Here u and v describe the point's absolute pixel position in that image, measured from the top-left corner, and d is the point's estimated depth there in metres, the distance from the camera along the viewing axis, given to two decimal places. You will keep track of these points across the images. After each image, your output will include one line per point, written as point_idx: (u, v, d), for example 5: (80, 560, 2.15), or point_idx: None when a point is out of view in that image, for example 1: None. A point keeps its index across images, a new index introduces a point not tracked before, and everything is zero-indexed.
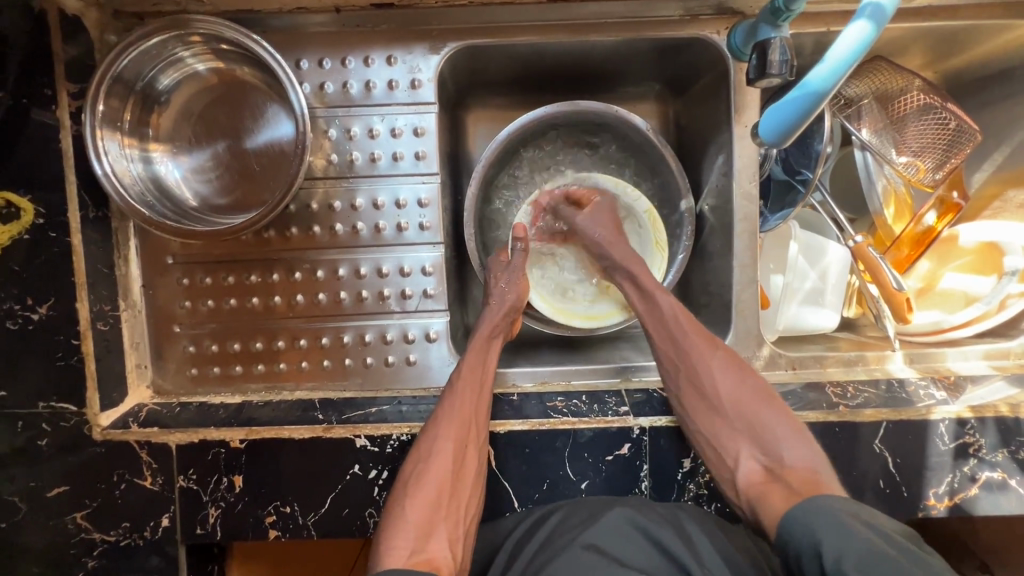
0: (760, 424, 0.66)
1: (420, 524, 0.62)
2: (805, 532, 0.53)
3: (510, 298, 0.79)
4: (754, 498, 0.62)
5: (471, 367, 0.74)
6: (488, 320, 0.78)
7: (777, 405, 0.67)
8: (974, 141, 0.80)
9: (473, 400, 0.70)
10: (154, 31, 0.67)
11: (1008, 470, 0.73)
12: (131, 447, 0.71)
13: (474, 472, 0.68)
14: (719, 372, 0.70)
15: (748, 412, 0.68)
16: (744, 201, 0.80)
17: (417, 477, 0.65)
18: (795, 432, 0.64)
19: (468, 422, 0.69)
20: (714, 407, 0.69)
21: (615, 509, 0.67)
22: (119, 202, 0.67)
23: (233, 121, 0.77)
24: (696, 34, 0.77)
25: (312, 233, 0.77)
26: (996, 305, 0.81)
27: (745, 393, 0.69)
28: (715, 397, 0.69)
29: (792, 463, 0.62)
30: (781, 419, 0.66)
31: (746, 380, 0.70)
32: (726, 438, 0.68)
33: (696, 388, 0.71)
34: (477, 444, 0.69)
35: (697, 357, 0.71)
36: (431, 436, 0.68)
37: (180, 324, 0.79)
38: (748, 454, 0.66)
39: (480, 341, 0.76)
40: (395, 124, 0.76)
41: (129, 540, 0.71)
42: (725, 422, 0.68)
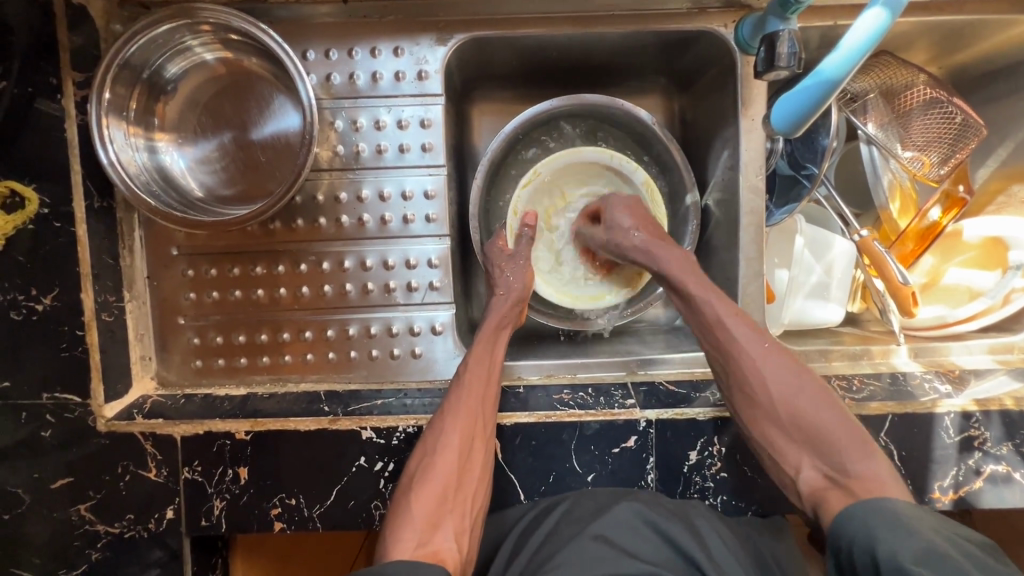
0: (819, 433, 0.64)
1: (427, 517, 0.62)
2: (861, 528, 0.54)
3: (515, 289, 0.79)
4: (817, 506, 0.62)
5: (479, 358, 0.73)
6: (495, 311, 0.78)
7: (839, 411, 0.64)
8: (979, 136, 0.80)
9: (481, 391, 0.70)
10: (162, 20, 0.66)
11: (1012, 463, 0.73)
12: (136, 438, 0.70)
13: (482, 464, 0.67)
14: (773, 378, 0.67)
15: (806, 420, 0.65)
16: (750, 195, 0.80)
17: (424, 469, 0.65)
18: (858, 442, 0.62)
19: (475, 414, 0.68)
20: (771, 416, 0.66)
21: (623, 501, 0.67)
22: (126, 192, 0.67)
23: (239, 112, 0.77)
24: (704, 27, 0.77)
25: (318, 225, 0.77)
26: (999, 300, 0.81)
27: (803, 399, 0.66)
28: (773, 406, 0.66)
29: (857, 473, 0.60)
30: (843, 427, 0.63)
31: (800, 384, 0.66)
32: (786, 447, 0.66)
33: (750, 397, 0.67)
34: (484, 439, 0.68)
35: (749, 364, 0.68)
36: (438, 429, 0.68)
37: (185, 316, 0.78)
38: (809, 463, 0.64)
39: (488, 333, 0.76)
40: (402, 116, 0.76)
41: (133, 532, 0.71)
42: (784, 431, 0.66)
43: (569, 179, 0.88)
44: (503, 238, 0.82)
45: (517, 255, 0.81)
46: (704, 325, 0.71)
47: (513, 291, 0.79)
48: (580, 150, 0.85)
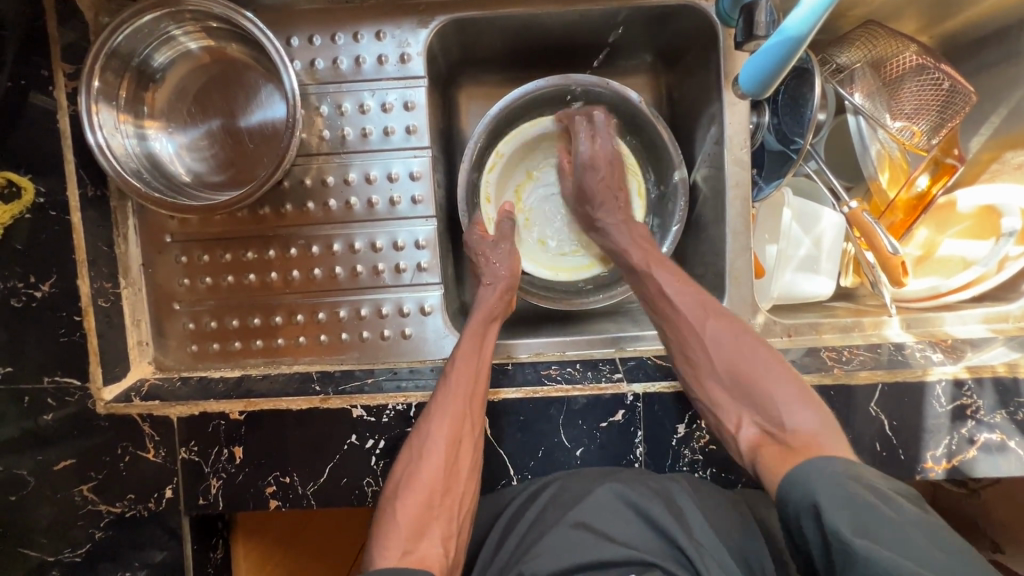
0: (758, 388, 0.64)
1: (412, 524, 0.62)
2: (800, 492, 0.53)
3: (503, 278, 0.80)
4: (755, 460, 0.61)
5: (466, 352, 0.73)
6: (484, 304, 0.78)
7: (778, 368, 0.65)
8: (969, 102, 0.78)
9: (469, 388, 0.70)
10: (146, 9, 0.68)
11: (1007, 431, 0.72)
12: (134, 419, 0.72)
13: (470, 465, 0.68)
14: (714, 340, 0.68)
15: (746, 379, 0.65)
16: (735, 168, 0.80)
17: (410, 474, 0.65)
18: (797, 397, 0.62)
19: (462, 415, 0.68)
20: (710, 376, 0.67)
21: (606, 483, 0.68)
22: (114, 176, 0.68)
23: (226, 100, 0.78)
24: (685, 1, 0.77)
25: (306, 210, 0.78)
26: (995, 266, 0.80)
27: (740, 358, 0.66)
28: (712, 366, 0.67)
29: (794, 429, 0.60)
30: (782, 384, 0.63)
31: (743, 345, 0.67)
32: (726, 405, 0.66)
33: (691, 358, 0.69)
34: (472, 440, 0.68)
35: (690, 326, 0.69)
36: (424, 432, 0.68)
37: (180, 302, 0.80)
38: (748, 419, 0.64)
39: (477, 325, 0.76)
40: (386, 99, 0.77)
41: (134, 511, 0.73)
42: (725, 389, 0.66)
43: (533, 156, 0.91)
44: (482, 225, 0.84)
45: (500, 243, 0.82)
46: (652, 288, 0.74)
47: (501, 280, 0.80)
48: (536, 123, 0.88)
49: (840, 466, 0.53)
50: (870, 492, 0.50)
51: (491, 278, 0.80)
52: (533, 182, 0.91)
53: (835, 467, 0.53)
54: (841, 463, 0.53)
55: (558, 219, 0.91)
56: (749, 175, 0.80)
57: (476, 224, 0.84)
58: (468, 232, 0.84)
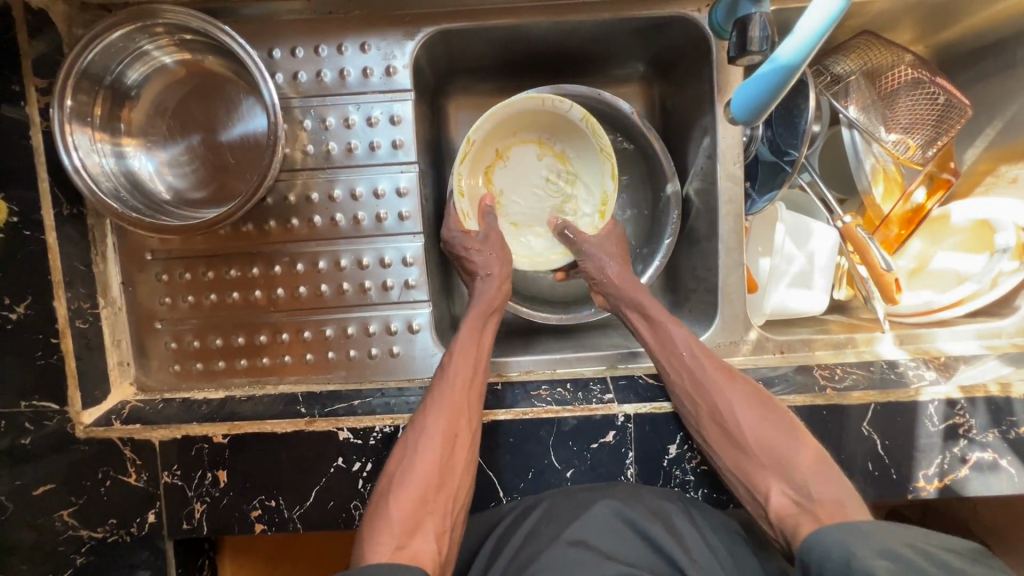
0: (789, 461, 0.66)
1: (406, 520, 0.61)
2: (836, 545, 0.55)
3: (497, 269, 0.78)
4: (789, 531, 0.63)
5: (464, 347, 0.73)
6: (482, 298, 0.77)
7: (801, 437, 0.67)
8: (965, 116, 0.78)
9: (466, 383, 0.70)
10: (117, 24, 0.65)
11: (999, 450, 0.72)
12: (115, 443, 0.71)
13: (467, 460, 0.67)
14: (740, 409, 0.69)
15: (774, 448, 0.67)
16: (728, 183, 0.78)
17: (405, 467, 0.65)
18: (823, 465, 0.65)
19: (458, 409, 0.68)
20: (737, 444, 0.68)
21: (603, 499, 0.67)
22: (91, 198, 0.66)
23: (206, 113, 0.76)
24: (677, 12, 0.75)
25: (291, 226, 0.76)
26: (988, 283, 0.80)
27: (767, 428, 0.68)
28: (740, 434, 0.68)
29: (822, 497, 0.62)
30: (808, 452, 0.66)
31: (768, 416, 0.68)
32: (754, 474, 0.67)
33: (719, 425, 0.69)
34: (469, 436, 0.68)
35: (717, 393, 0.70)
36: (420, 426, 0.67)
37: (161, 321, 0.78)
38: (776, 488, 0.66)
39: (476, 318, 0.75)
40: (372, 112, 0.75)
41: (116, 536, 0.72)
42: (754, 460, 0.67)
43: (501, 134, 0.84)
44: (460, 220, 0.79)
45: (487, 237, 0.79)
46: (672, 348, 0.73)
47: (496, 271, 0.78)
48: (509, 102, 0.78)
49: (877, 524, 0.56)
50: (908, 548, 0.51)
51: (488, 270, 0.78)
52: (502, 163, 0.85)
53: (874, 526, 0.55)
54: (874, 523, 0.56)
55: (534, 202, 0.86)
56: (742, 190, 0.79)
57: (452, 220, 0.80)
58: (445, 227, 0.80)
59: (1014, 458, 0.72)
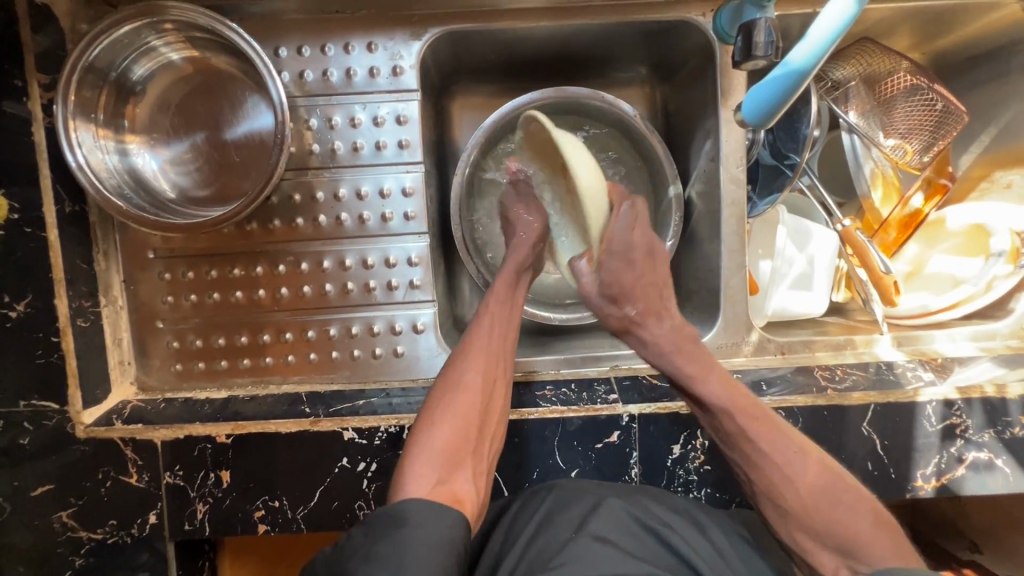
0: (852, 538, 0.59)
1: (445, 455, 0.60)
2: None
3: (533, 230, 0.78)
4: None
5: (499, 299, 0.73)
6: (519, 249, 0.77)
7: (862, 507, 0.60)
8: (962, 123, 0.79)
9: (500, 334, 0.71)
10: (125, 19, 0.65)
11: (994, 450, 0.73)
12: (116, 443, 0.70)
13: (502, 407, 0.67)
14: (798, 478, 0.61)
15: (835, 523, 0.59)
16: (731, 186, 0.79)
17: (444, 407, 0.64)
18: (890, 544, 0.58)
19: (495, 357, 0.69)
20: (795, 517, 0.61)
21: (612, 499, 0.66)
22: (94, 195, 0.65)
23: (211, 110, 0.75)
24: (682, 17, 0.76)
25: (295, 225, 0.76)
26: (983, 287, 0.81)
27: (827, 499, 0.60)
28: (799, 508, 0.61)
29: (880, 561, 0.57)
30: (871, 527, 0.59)
31: (829, 486, 0.61)
32: (816, 551, 0.60)
33: (772, 495, 0.62)
34: (503, 384, 0.68)
35: (770, 460, 0.62)
36: (459, 369, 0.67)
37: (163, 320, 0.77)
38: (841, 569, 0.59)
39: (510, 270, 0.75)
40: (378, 112, 0.75)
41: (116, 538, 0.71)
42: (814, 536, 0.60)
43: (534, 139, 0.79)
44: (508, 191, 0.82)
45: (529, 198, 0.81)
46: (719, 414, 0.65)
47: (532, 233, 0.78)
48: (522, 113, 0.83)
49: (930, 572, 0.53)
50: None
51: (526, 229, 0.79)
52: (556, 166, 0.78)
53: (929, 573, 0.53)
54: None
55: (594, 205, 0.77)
56: (745, 193, 0.80)
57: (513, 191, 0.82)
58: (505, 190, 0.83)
59: (1009, 458, 0.73)
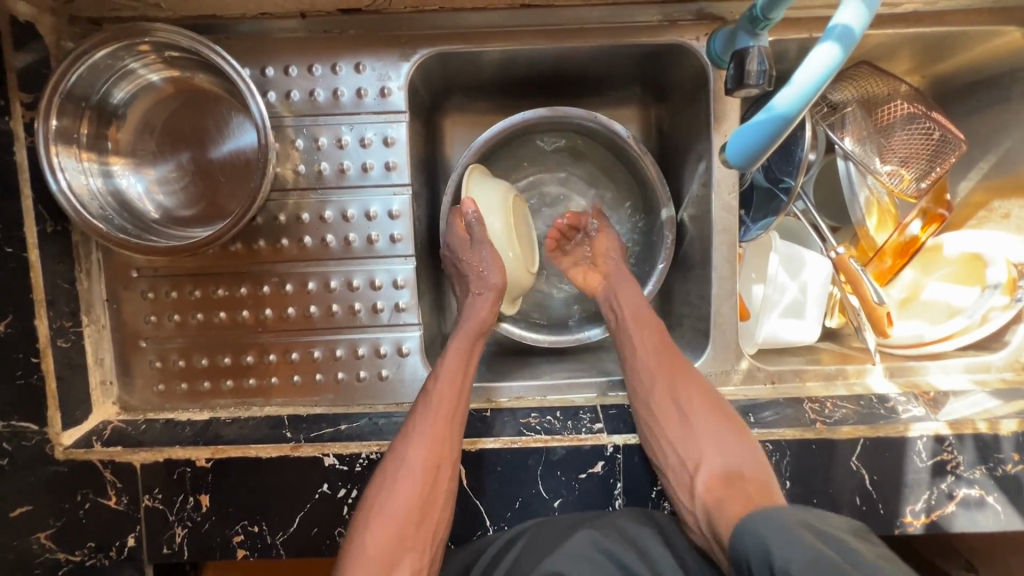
0: (721, 444, 0.67)
1: (381, 557, 0.60)
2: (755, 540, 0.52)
3: (491, 287, 0.75)
4: (710, 506, 0.63)
5: (451, 371, 0.70)
6: (474, 317, 0.74)
7: (742, 434, 0.68)
8: (959, 151, 0.78)
9: (449, 412, 0.67)
10: (105, 41, 0.64)
11: (985, 487, 0.72)
12: (95, 465, 0.69)
13: (447, 491, 0.65)
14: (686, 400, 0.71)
15: (707, 430, 0.69)
16: (723, 213, 0.78)
17: (384, 498, 0.63)
18: (748, 448, 0.66)
19: (442, 440, 0.65)
20: (680, 424, 0.70)
21: (583, 530, 0.65)
22: (76, 219, 0.65)
23: (196, 131, 0.75)
24: (676, 40, 0.75)
25: (280, 247, 0.75)
26: (978, 319, 0.80)
27: (709, 418, 0.70)
28: (685, 420, 0.70)
29: (747, 473, 0.64)
30: (741, 445, 0.67)
31: (714, 412, 0.70)
32: (686, 450, 0.68)
33: (661, 409, 0.71)
34: (451, 466, 0.65)
35: (665, 380, 0.73)
36: (401, 454, 0.65)
37: (146, 339, 0.77)
38: (706, 465, 0.67)
39: (463, 339, 0.73)
40: (365, 133, 0.74)
41: (95, 560, 0.70)
42: (687, 434, 0.69)
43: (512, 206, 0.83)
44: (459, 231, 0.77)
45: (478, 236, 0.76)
46: (634, 348, 0.76)
47: (490, 290, 0.75)
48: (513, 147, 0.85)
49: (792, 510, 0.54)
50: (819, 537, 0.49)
51: (482, 287, 0.76)
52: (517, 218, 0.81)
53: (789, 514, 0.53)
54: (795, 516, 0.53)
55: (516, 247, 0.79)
56: (736, 220, 0.79)
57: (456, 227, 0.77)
58: (449, 231, 0.78)
59: (1001, 495, 0.72)
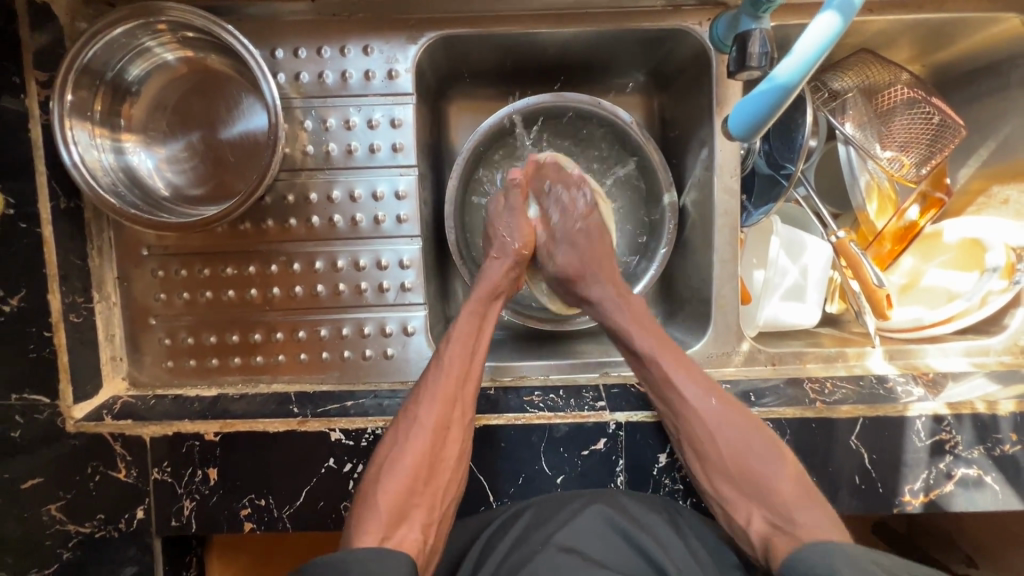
0: (770, 490, 0.64)
1: (391, 508, 0.60)
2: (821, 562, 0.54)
3: (512, 252, 0.77)
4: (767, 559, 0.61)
5: (462, 334, 0.72)
6: (488, 280, 0.76)
7: (786, 466, 0.65)
8: (959, 136, 0.79)
9: (460, 373, 0.69)
10: (120, 20, 0.65)
11: (984, 467, 0.73)
12: (106, 439, 0.70)
13: (458, 452, 0.66)
14: (722, 434, 0.67)
15: (753, 475, 0.65)
16: (724, 196, 0.79)
17: (395, 455, 0.63)
18: (805, 496, 0.63)
19: (452, 399, 0.67)
20: (722, 472, 0.67)
21: (596, 505, 0.66)
22: (89, 194, 0.66)
23: (208, 111, 0.76)
24: (679, 25, 0.76)
25: (289, 226, 0.77)
26: (977, 301, 0.81)
27: (749, 456, 0.66)
28: (724, 462, 0.67)
29: (785, 497, 0.63)
30: (787, 480, 0.64)
31: (750, 441, 0.66)
32: (737, 501, 0.66)
33: (700, 453, 0.68)
34: (460, 427, 0.67)
35: (695, 420, 0.68)
36: (413, 412, 0.66)
37: (156, 316, 0.78)
38: (759, 516, 0.64)
39: (477, 303, 0.74)
40: (373, 115, 0.75)
41: (104, 532, 0.71)
42: (733, 484, 0.66)
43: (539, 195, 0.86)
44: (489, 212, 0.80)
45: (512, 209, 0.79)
46: (653, 376, 0.71)
47: (510, 255, 0.77)
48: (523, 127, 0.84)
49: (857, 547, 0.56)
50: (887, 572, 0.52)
51: (501, 253, 0.78)
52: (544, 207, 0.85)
53: (854, 550, 0.55)
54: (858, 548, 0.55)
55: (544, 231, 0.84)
56: (738, 203, 0.80)
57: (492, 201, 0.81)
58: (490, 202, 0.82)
59: (999, 475, 0.73)
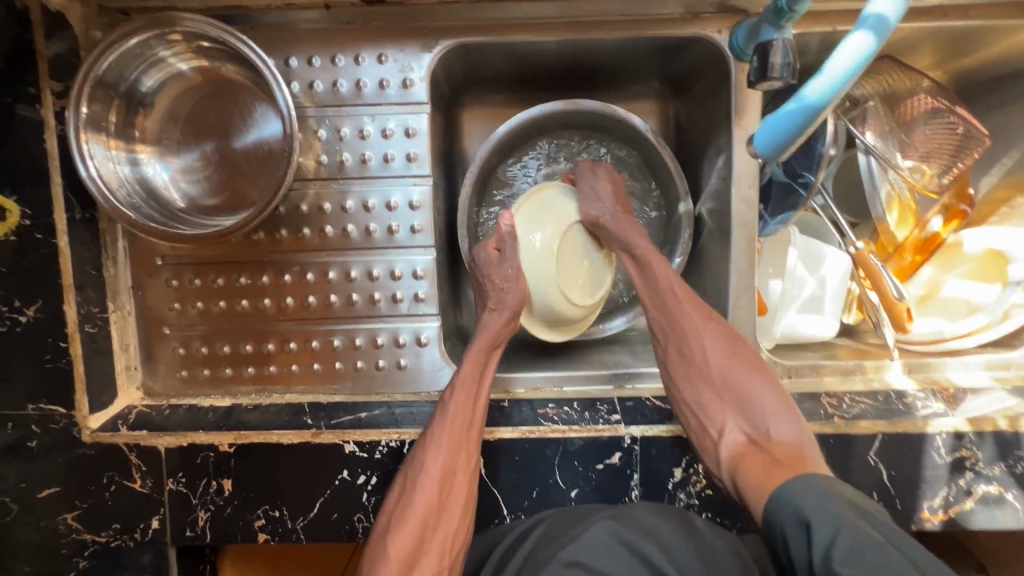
0: (748, 398, 0.67)
1: (400, 560, 0.59)
2: (787, 501, 0.51)
3: (509, 301, 0.74)
4: (734, 464, 0.63)
5: (466, 381, 0.70)
6: (488, 329, 0.73)
7: (767, 380, 0.68)
8: (983, 146, 0.77)
9: (464, 422, 0.67)
10: (135, 31, 0.65)
11: (1004, 484, 0.72)
12: (121, 449, 0.71)
13: (465, 499, 0.65)
14: (713, 348, 0.69)
15: (735, 385, 0.68)
16: (743, 207, 0.78)
17: (402, 505, 0.63)
18: (783, 408, 0.65)
19: (457, 448, 0.66)
20: (704, 379, 0.69)
21: (600, 520, 0.64)
22: (105, 206, 0.66)
23: (221, 120, 0.76)
24: (698, 33, 0.75)
25: (302, 236, 0.76)
26: (999, 316, 0.79)
27: (734, 366, 0.69)
28: (709, 371, 0.69)
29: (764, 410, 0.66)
30: (768, 394, 0.67)
31: (737, 355, 0.69)
32: (712, 408, 0.68)
33: (687, 360, 0.70)
34: (466, 475, 0.66)
35: (690, 330, 0.70)
36: (418, 463, 0.65)
37: (169, 326, 0.78)
38: (731, 422, 0.67)
39: (479, 350, 0.72)
40: (387, 124, 0.75)
41: (119, 541, 0.72)
42: (712, 391, 0.69)
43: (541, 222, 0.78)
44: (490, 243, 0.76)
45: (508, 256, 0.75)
46: (655, 283, 0.73)
47: (507, 304, 0.74)
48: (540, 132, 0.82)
49: (825, 480, 0.53)
50: (857, 510, 0.48)
51: (499, 302, 0.74)
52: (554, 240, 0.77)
53: (825, 480, 0.52)
54: (828, 481, 0.52)
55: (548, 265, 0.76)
56: (756, 214, 0.78)
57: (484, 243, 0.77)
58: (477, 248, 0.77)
59: (1019, 492, 0.72)
